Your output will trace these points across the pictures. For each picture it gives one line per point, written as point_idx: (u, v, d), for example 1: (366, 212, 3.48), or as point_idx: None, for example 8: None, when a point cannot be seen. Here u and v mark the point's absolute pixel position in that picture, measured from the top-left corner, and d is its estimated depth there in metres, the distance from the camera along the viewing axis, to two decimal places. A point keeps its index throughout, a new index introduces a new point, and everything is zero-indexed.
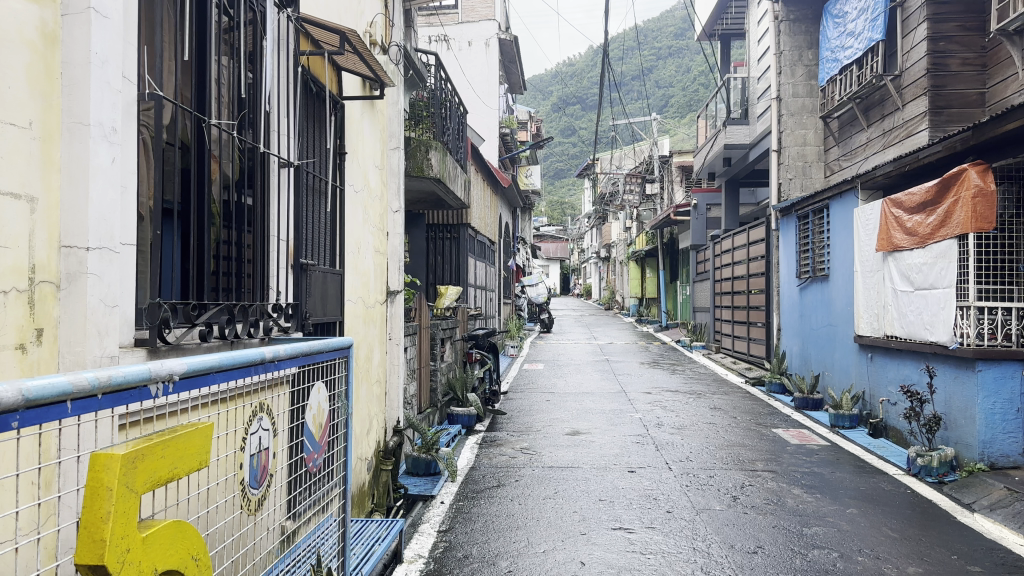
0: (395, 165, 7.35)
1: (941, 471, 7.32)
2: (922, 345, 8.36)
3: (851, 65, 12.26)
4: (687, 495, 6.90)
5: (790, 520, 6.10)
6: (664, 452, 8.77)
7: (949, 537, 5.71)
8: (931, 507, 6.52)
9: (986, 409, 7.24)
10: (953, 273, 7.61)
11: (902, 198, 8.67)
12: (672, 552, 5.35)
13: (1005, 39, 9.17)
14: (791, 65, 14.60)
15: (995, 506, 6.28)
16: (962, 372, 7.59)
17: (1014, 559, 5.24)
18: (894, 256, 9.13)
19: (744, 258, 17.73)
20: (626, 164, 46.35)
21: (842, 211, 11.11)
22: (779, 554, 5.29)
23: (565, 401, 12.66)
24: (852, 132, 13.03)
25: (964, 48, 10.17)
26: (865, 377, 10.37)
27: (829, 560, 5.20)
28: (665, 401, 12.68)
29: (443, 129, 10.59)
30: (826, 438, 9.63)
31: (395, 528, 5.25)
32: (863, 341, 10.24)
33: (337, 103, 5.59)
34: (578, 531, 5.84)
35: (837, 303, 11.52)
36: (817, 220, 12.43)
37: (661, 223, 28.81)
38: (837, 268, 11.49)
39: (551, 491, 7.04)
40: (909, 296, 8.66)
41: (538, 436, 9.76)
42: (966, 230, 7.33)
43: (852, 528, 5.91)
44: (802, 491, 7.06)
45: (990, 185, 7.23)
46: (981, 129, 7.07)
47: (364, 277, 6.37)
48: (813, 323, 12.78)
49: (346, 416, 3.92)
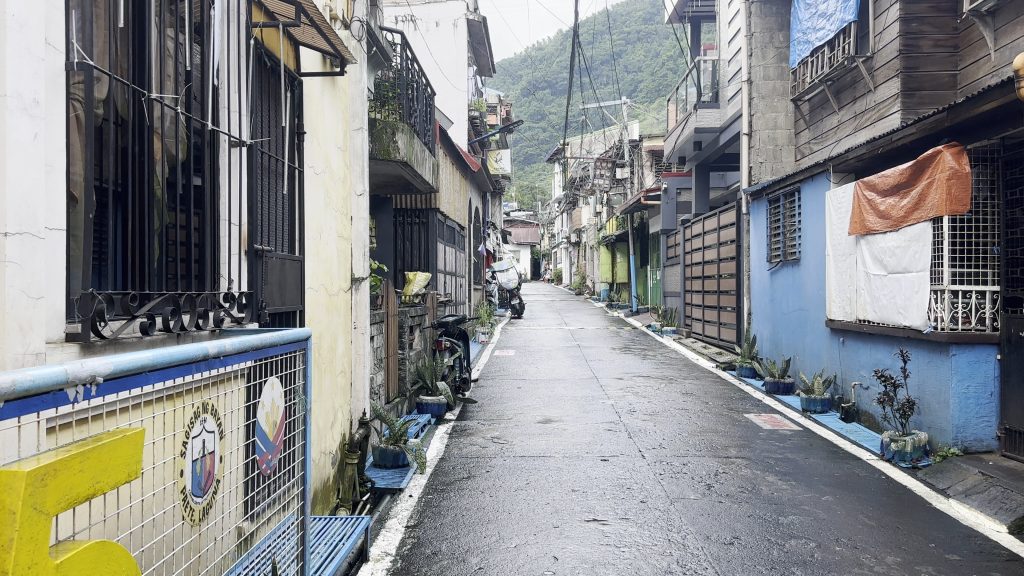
0: (359, 146, 7.07)
1: (914, 456, 7.30)
2: (895, 329, 8.34)
3: (823, 47, 12.17)
4: (661, 484, 6.77)
5: (766, 509, 6.00)
6: (637, 440, 8.65)
7: (927, 525, 5.64)
8: (907, 493, 6.48)
9: (960, 393, 7.23)
10: (928, 257, 7.55)
11: (876, 181, 8.59)
12: (647, 544, 5.21)
13: (978, 20, 9.12)
14: (762, 47, 14.48)
15: (970, 492, 6.25)
16: (935, 356, 7.56)
17: (992, 546, 5.18)
18: (867, 239, 9.08)
19: (715, 243, 17.68)
20: (597, 148, 46.23)
21: (813, 194, 11.05)
22: (755, 545, 5.17)
23: (536, 388, 12.50)
24: (823, 115, 13.00)
25: (937, 29, 10.09)
26: (836, 360, 10.37)
27: (807, 550, 5.09)
28: (637, 387, 12.58)
29: (411, 110, 10.30)
30: (798, 423, 9.59)
31: (361, 525, 5.03)
32: (834, 325, 10.24)
33: (294, 80, 5.32)
34: (550, 524, 5.67)
35: (808, 288, 11.49)
36: (787, 204, 12.37)
37: (632, 208, 28.74)
38: (808, 252, 11.45)
39: (522, 482, 6.87)
40: (882, 280, 8.62)
41: (510, 424, 9.59)
42: (941, 213, 7.26)
43: (828, 516, 5.81)
44: (776, 478, 6.98)
45: (965, 168, 7.15)
46: (956, 110, 6.97)
47: (326, 263, 6.11)
48: (784, 308, 12.77)
49: (304, 412, 3.67)
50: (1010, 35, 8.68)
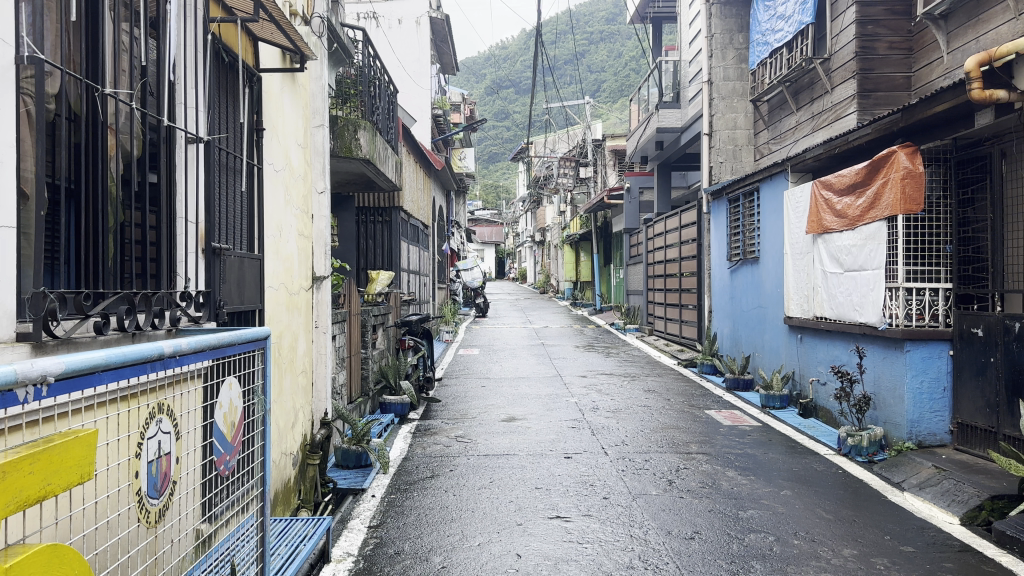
0: (319, 143, 7.00)
1: (870, 451, 7.46)
2: (851, 326, 8.52)
3: (781, 48, 12.37)
4: (623, 480, 6.83)
5: (726, 504, 6.09)
6: (600, 437, 8.71)
7: (881, 518, 5.78)
8: (863, 487, 6.63)
9: (914, 388, 7.41)
10: (882, 255, 7.73)
11: (833, 180, 8.76)
12: (609, 540, 5.25)
13: (931, 23, 9.34)
14: (722, 48, 14.67)
15: (924, 485, 6.42)
16: (890, 352, 7.75)
17: (944, 538, 5.32)
18: (824, 238, 9.26)
19: (676, 242, 17.87)
20: (560, 148, 46.37)
21: (772, 194, 11.23)
22: (716, 539, 5.24)
23: (500, 387, 12.51)
24: (782, 116, 13.22)
25: (892, 32, 10.34)
26: (794, 357, 10.58)
27: (765, 544, 5.18)
28: (600, 385, 12.66)
29: (373, 108, 10.22)
30: (757, 419, 9.76)
31: (323, 525, 4.99)
32: (792, 323, 10.43)
33: (253, 76, 5.26)
34: (514, 522, 5.68)
35: (767, 286, 11.69)
36: (746, 204, 12.56)
37: (595, 207, 28.92)
38: (767, 250, 11.64)
39: (486, 481, 6.88)
40: (839, 278, 8.80)
41: (473, 423, 9.58)
42: (895, 212, 7.43)
43: (786, 510, 5.92)
44: (735, 473, 7.09)
45: (918, 168, 7.32)
46: (910, 111, 7.13)
47: (287, 261, 6.03)
48: (743, 305, 12.98)
49: (263, 412, 3.62)
50: (962, 38, 8.91)
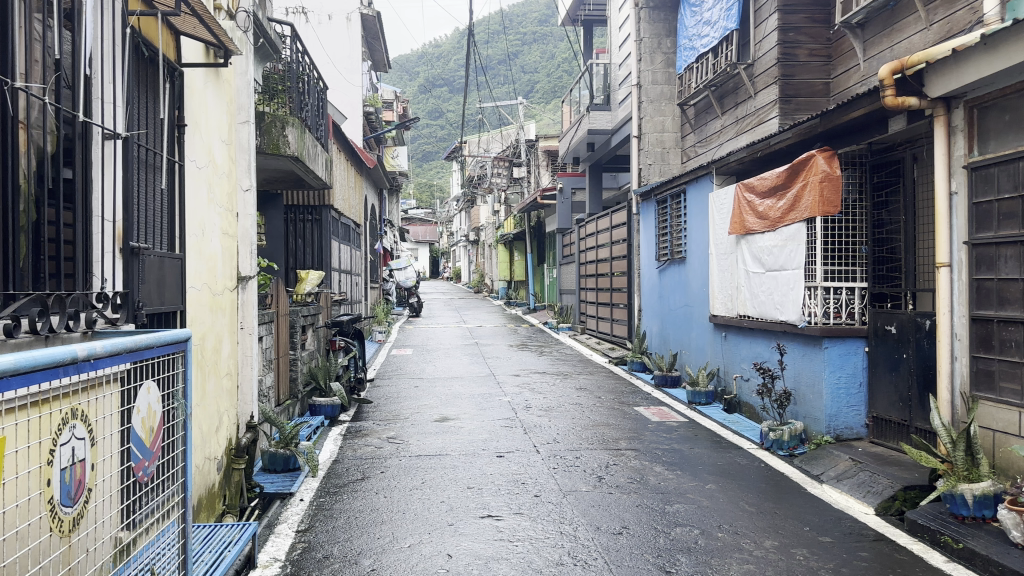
0: (244, 140, 6.84)
1: (791, 445, 7.74)
2: (772, 324, 8.82)
3: (707, 53, 12.69)
4: (554, 478, 6.90)
5: (653, 498, 6.22)
6: (532, 436, 8.77)
7: (800, 509, 6.00)
8: (783, 479, 6.88)
9: (832, 383, 7.72)
10: (802, 256, 8.02)
11: (754, 183, 9.05)
12: (540, 538, 5.30)
13: (848, 32, 9.73)
14: (650, 52, 14.95)
15: (842, 477, 6.69)
16: (809, 349, 8.05)
17: (859, 527, 5.57)
18: (746, 239, 9.55)
19: (608, 242, 18.14)
20: (494, 148, 46.44)
21: (698, 195, 11.52)
22: (643, 534, 5.35)
23: (433, 387, 12.46)
24: (708, 119, 13.57)
25: (811, 39, 10.74)
26: (719, 354, 10.89)
27: (691, 538, 5.31)
28: (532, 384, 12.74)
29: (301, 104, 10.04)
30: (684, 414, 10.01)
31: (249, 530, 4.88)
32: (717, 321, 10.74)
33: (174, 71, 5.10)
34: (445, 522, 5.67)
35: (693, 285, 11.98)
36: (674, 205, 12.85)
37: (529, 207, 29.07)
38: (693, 250, 11.94)
39: (417, 482, 6.84)
40: (760, 278, 9.10)
41: (405, 424, 9.52)
42: (814, 213, 7.73)
43: (710, 504, 6.09)
44: (663, 468, 7.25)
45: (835, 171, 7.65)
46: (828, 117, 7.42)
47: (210, 261, 5.87)
48: (671, 304, 13.28)
49: (184, 416, 3.52)
50: (877, 47, 9.31)
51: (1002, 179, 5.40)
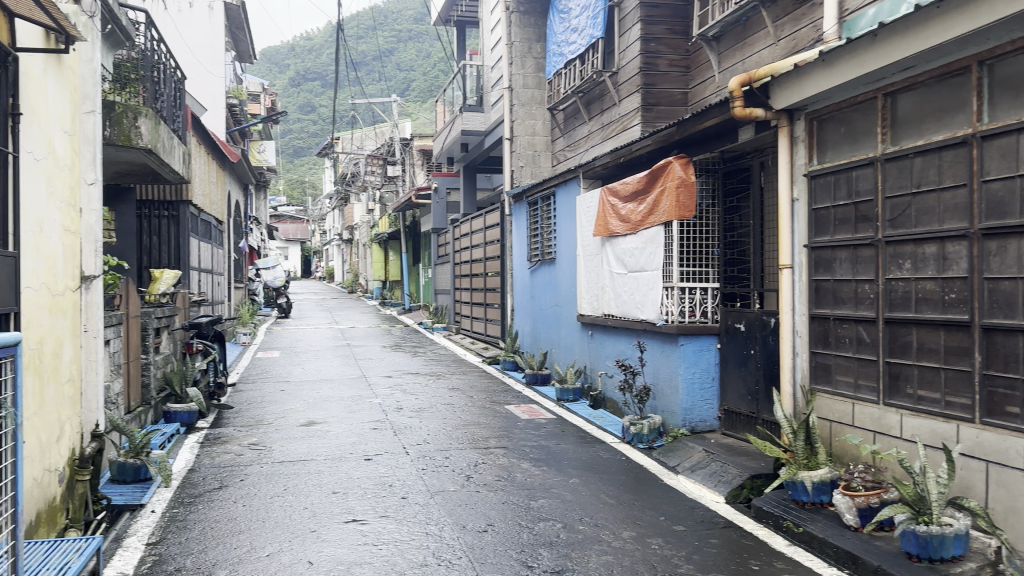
0: (90, 131, 6.39)
1: (650, 438, 8.09)
2: (634, 323, 9.19)
3: (575, 59, 13.03)
4: (421, 479, 6.88)
5: (518, 495, 6.33)
6: (401, 437, 8.71)
7: (657, 500, 6.28)
8: (642, 472, 7.18)
9: (687, 378, 8.16)
10: (660, 258, 8.40)
11: (618, 187, 9.39)
12: (404, 540, 5.27)
13: (704, 44, 10.27)
14: (521, 56, 15.18)
15: (695, 467, 7.07)
16: (667, 346, 8.45)
17: (709, 515, 5.90)
18: (610, 241, 9.89)
19: (481, 242, 18.28)
20: (368, 145, 45.69)
21: (566, 197, 11.83)
22: (507, 531, 5.43)
23: (301, 390, 12.12)
24: (576, 124, 13.95)
25: (671, 50, 11.27)
26: (586, 352, 11.23)
27: (553, 532, 5.44)
28: (404, 385, 12.66)
29: (156, 95, 9.48)
30: (552, 411, 10.25)
31: (93, 544, 4.55)
32: (584, 320, 11.06)
33: (7, 55, 4.68)
34: (308, 529, 5.53)
35: (562, 285, 12.28)
36: (544, 207, 13.13)
37: (403, 206, 28.82)
38: (562, 252, 12.24)
39: (280, 488, 6.63)
40: (623, 278, 9.46)
41: (269, 429, 9.20)
42: (671, 218, 8.11)
43: (573, 498, 6.27)
44: (529, 465, 7.39)
45: (690, 178, 8.06)
46: (683, 126, 7.82)
47: (49, 260, 5.44)
48: (541, 304, 13.56)
49: (14, 428, 3.25)
50: (730, 59, 9.89)
51: (840, 186, 5.68)
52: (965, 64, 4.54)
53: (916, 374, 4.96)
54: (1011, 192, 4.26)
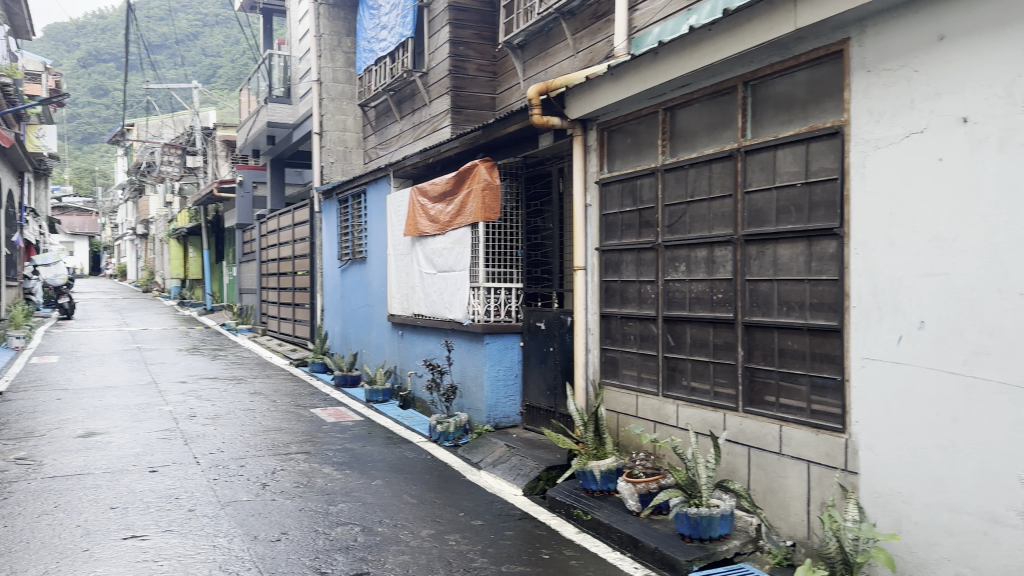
0: None
1: (456, 435, 8.18)
2: (442, 322, 9.26)
3: (385, 57, 12.90)
4: (212, 489, 6.48)
5: (318, 500, 6.16)
6: (194, 445, 8.17)
7: (458, 497, 6.37)
8: (446, 470, 7.26)
9: (492, 375, 8.36)
10: (466, 258, 8.52)
11: (427, 187, 9.42)
12: (189, 554, 4.94)
13: (510, 51, 10.56)
14: (331, 50, 14.78)
15: (496, 462, 7.25)
16: (473, 345, 8.60)
17: (507, 508, 6.07)
18: (420, 241, 9.89)
19: (289, 239, 17.59)
20: (166, 133, 42.44)
21: (376, 195, 11.70)
22: (303, 537, 5.27)
23: (80, 399, 11.00)
24: (387, 122, 13.83)
25: (479, 55, 11.47)
26: (395, 352, 11.16)
27: (351, 536, 5.35)
28: (201, 390, 11.89)
29: None
30: (360, 413, 10.08)
31: None
32: (393, 319, 10.98)
33: None
34: (77, 549, 5.02)
35: (372, 285, 12.12)
36: (355, 205, 12.88)
37: (205, 200, 27.07)
38: (372, 251, 12.07)
39: (47, 507, 5.97)
40: (432, 278, 9.50)
41: (39, 442, 8.26)
42: (477, 219, 8.26)
43: (374, 500, 6.20)
44: (332, 469, 7.21)
45: (495, 181, 8.26)
46: (489, 130, 8.01)
47: None
48: (351, 304, 13.30)
49: None
50: (534, 67, 10.24)
51: (627, 194, 6.04)
52: (732, 84, 4.83)
53: (689, 368, 5.30)
54: (768, 203, 4.52)
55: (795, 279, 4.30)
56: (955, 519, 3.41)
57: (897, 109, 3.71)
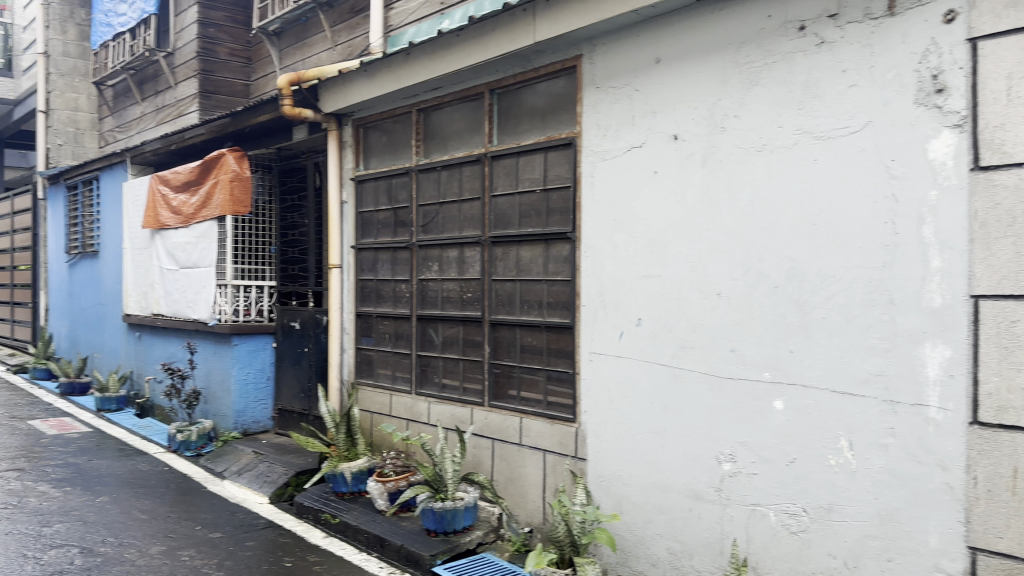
0: None
1: (199, 444, 7.60)
2: (185, 322, 8.57)
3: (124, 32, 11.68)
4: None
5: (27, 523, 5.39)
6: None
7: (198, 509, 5.92)
8: (185, 481, 6.71)
9: (241, 379, 7.89)
10: (213, 254, 7.95)
11: (168, 176, 8.67)
12: None
13: (265, 39, 10.02)
14: (59, 18, 13.09)
15: (243, 470, 6.85)
16: (219, 346, 8.06)
17: (251, 517, 5.74)
18: (160, 234, 9.06)
19: (4, 229, 15.29)
20: None
21: (111, 183, 10.54)
22: (3, 565, 4.58)
23: None
24: (127, 104, 12.52)
25: (232, 39, 10.77)
26: (133, 356, 10.14)
27: (65, 559, 4.75)
28: None
29: None
30: (88, 424, 9.02)
31: None
32: (130, 320, 9.96)
33: None
34: None
35: (105, 282, 10.90)
36: (86, 192, 11.50)
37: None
38: (105, 244, 10.85)
39: None
40: (174, 275, 8.75)
41: None
42: (224, 212, 7.75)
43: (97, 518, 5.56)
44: (46, 487, 6.36)
45: (245, 172, 7.82)
46: (238, 118, 7.56)
47: None
48: (80, 304, 11.85)
49: None
50: (291, 57, 9.81)
51: (382, 192, 6.02)
52: (479, 91, 5.00)
53: (440, 365, 5.39)
54: (512, 207, 4.72)
55: (535, 279, 4.55)
56: (665, 497, 3.69)
57: (622, 124, 3.98)
